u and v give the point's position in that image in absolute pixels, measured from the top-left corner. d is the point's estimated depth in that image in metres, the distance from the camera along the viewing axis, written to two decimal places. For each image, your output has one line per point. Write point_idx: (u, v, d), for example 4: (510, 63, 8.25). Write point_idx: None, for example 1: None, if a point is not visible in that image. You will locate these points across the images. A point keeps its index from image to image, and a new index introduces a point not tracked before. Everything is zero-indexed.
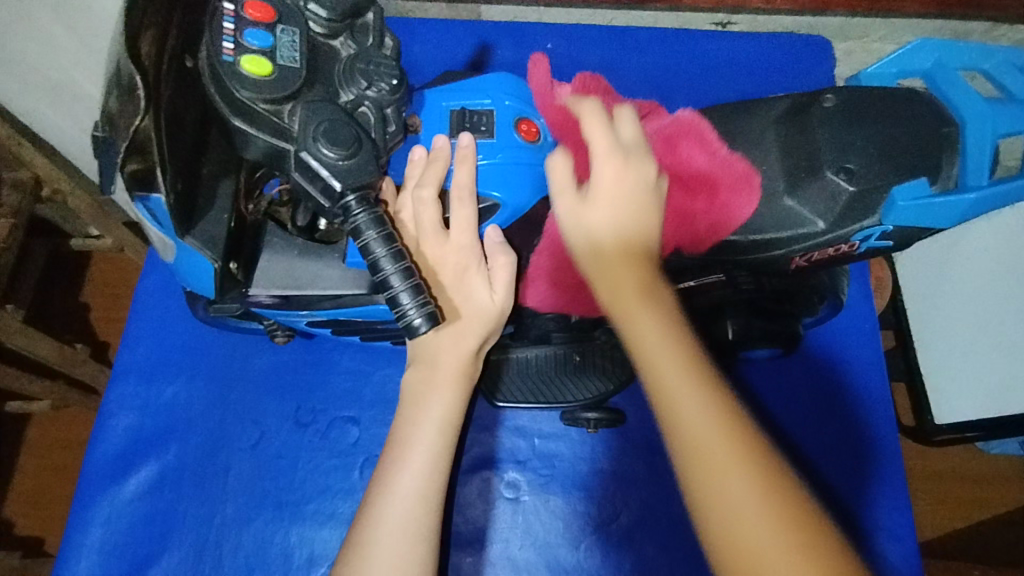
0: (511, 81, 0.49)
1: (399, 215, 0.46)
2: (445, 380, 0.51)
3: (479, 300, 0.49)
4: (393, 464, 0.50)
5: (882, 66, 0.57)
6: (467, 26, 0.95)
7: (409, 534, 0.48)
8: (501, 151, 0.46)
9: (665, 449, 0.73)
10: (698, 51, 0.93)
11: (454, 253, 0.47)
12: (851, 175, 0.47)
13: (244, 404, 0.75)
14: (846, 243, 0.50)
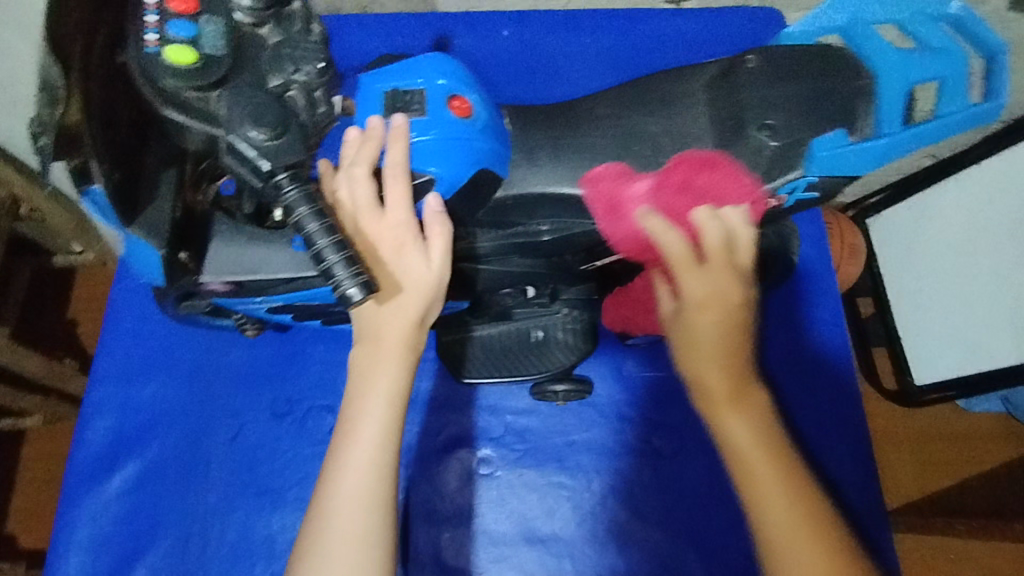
0: (448, 58, 0.47)
1: (336, 195, 0.45)
2: (389, 355, 0.46)
3: (414, 273, 0.45)
4: (348, 438, 0.47)
5: (803, 24, 0.50)
6: (424, 18, 0.95)
7: (362, 512, 0.45)
8: (431, 129, 0.44)
9: (634, 418, 0.75)
10: (653, 28, 0.94)
11: (389, 228, 0.44)
12: (775, 130, 0.46)
13: (221, 399, 0.76)
14: (774, 198, 0.48)
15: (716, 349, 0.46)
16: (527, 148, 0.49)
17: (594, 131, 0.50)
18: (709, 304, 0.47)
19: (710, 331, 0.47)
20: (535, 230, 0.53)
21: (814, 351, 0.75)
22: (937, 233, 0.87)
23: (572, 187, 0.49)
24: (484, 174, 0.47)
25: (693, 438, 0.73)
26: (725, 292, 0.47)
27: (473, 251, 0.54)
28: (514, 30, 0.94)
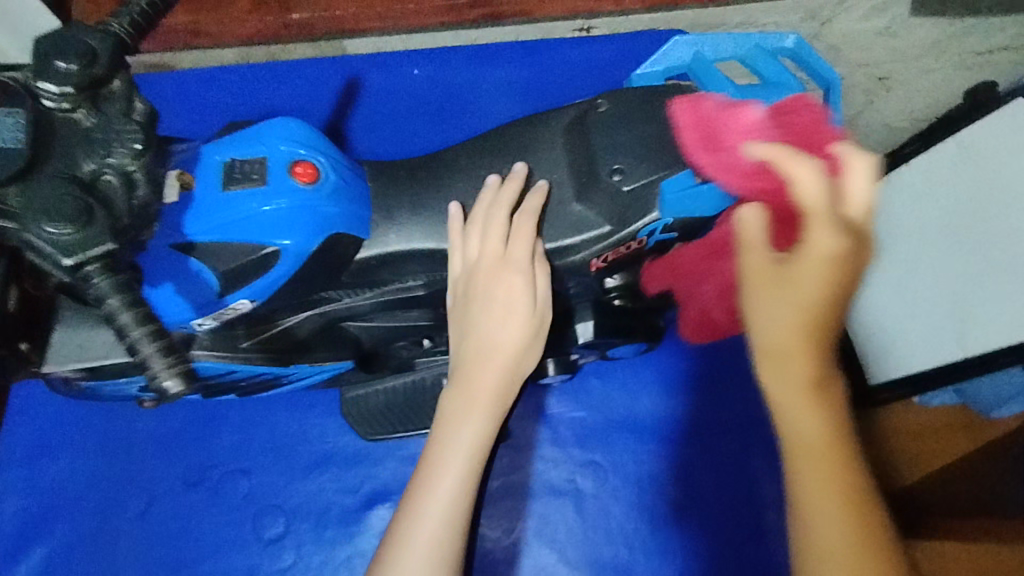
0: (294, 124, 0.46)
1: (465, 241, 0.47)
2: (482, 400, 0.48)
3: (521, 316, 0.47)
4: (425, 484, 0.47)
5: (651, 66, 0.52)
6: (334, 61, 0.92)
7: (435, 564, 0.46)
8: (273, 198, 0.42)
9: (556, 457, 0.76)
10: (565, 58, 0.92)
11: (500, 271, 0.47)
12: (625, 174, 0.46)
13: (134, 471, 0.74)
14: (635, 240, 0.47)
15: (794, 334, 0.37)
16: (386, 207, 0.48)
17: (455, 184, 0.49)
18: (790, 281, 0.37)
19: (768, 318, 0.38)
20: (410, 286, 0.53)
21: (725, 372, 0.77)
22: (923, 210, 0.85)
23: (435, 243, 0.48)
24: (337, 239, 0.45)
25: (610, 471, 0.75)
26: (846, 256, 0.36)
27: (350, 312, 0.53)
28: (424, 68, 0.92)
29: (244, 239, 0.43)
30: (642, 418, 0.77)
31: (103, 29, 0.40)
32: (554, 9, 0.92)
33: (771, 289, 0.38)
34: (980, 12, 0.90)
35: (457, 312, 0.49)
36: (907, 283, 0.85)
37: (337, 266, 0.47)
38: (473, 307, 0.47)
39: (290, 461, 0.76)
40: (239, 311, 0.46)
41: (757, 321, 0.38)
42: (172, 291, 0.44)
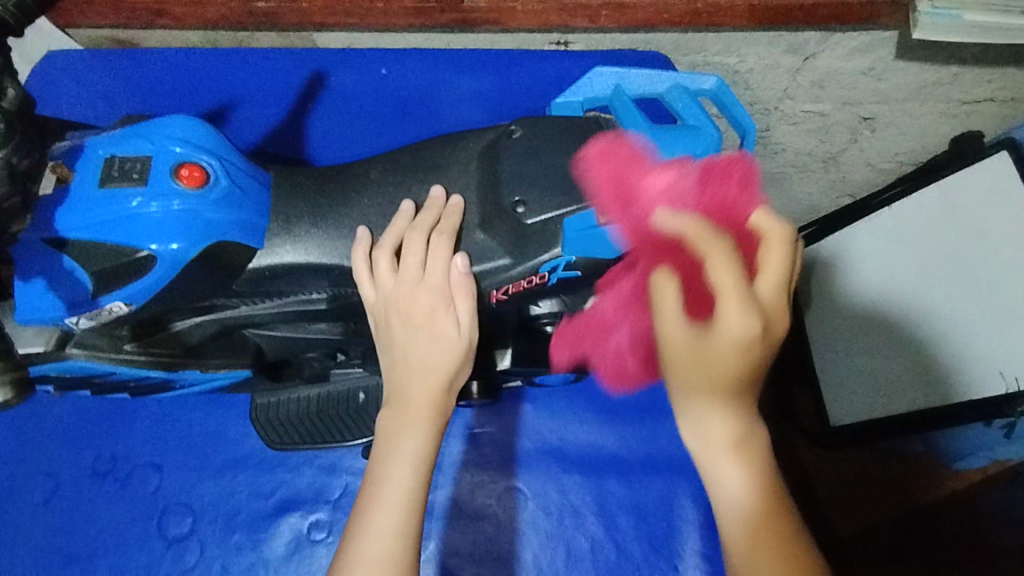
0: (193, 123, 0.44)
1: (375, 270, 0.45)
2: (418, 415, 0.46)
3: (448, 338, 0.46)
4: (366, 504, 0.45)
5: (571, 94, 0.52)
6: (299, 53, 0.89)
7: (387, 574, 0.43)
8: (152, 199, 0.41)
9: (479, 480, 0.74)
10: (538, 74, 0.88)
11: (419, 295, 0.45)
12: (529, 207, 0.45)
13: (43, 456, 0.72)
14: (538, 275, 0.46)
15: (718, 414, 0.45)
16: (284, 216, 0.46)
17: (361, 198, 0.48)
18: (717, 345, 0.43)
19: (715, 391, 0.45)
20: (313, 298, 0.50)
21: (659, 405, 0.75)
22: (920, 249, 0.93)
23: (328, 259, 0.46)
24: (226, 247, 0.43)
25: (532, 498, 0.73)
26: (752, 334, 0.41)
27: (248, 320, 0.51)
28: (391, 69, 0.89)
29: (117, 240, 0.41)
30: (567, 446, 0.74)
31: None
32: (530, 20, 0.82)
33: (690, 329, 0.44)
34: (987, 63, 0.83)
35: (382, 338, 0.47)
36: (973, 305, 0.87)
37: (226, 275, 0.45)
38: (398, 330, 0.46)
39: (204, 460, 0.73)
40: (116, 314, 0.44)
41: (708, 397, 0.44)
42: (44, 288, 0.43)
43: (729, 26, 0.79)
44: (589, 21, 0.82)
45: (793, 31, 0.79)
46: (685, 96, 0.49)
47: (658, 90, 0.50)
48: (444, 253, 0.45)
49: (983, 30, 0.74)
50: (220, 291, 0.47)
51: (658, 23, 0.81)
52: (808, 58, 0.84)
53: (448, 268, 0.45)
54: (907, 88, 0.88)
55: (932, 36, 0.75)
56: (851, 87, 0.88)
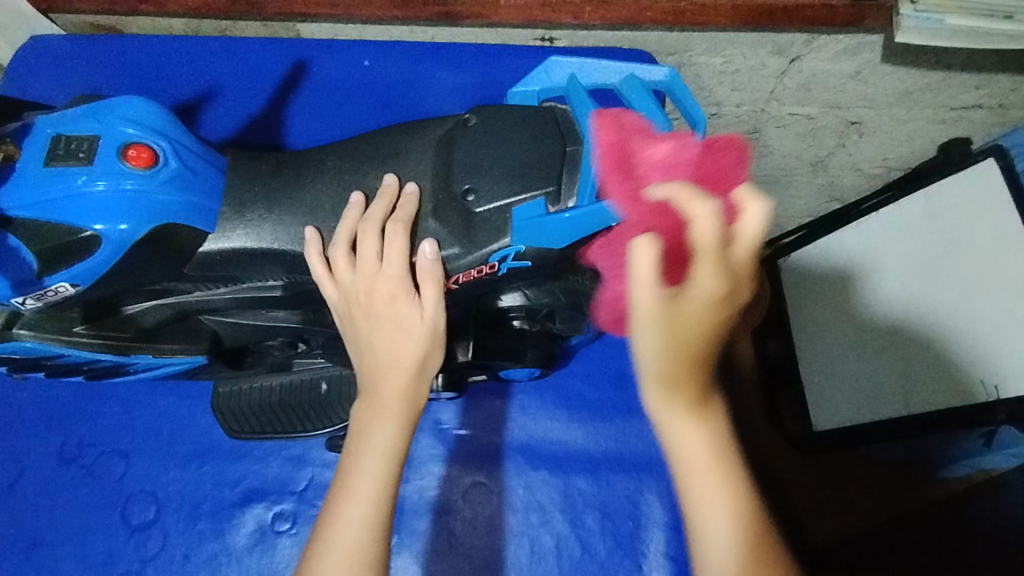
0: (146, 103, 0.44)
1: (333, 262, 0.45)
2: (391, 405, 0.47)
3: (413, 325, 0.46)
4: (338, 496, 0.45)
5: (527, 83, 0.52)
6: (285, 43, 0.88)
7: (356, 566, 0.43)
8: (98, 178, 0.40)
9: (446, 474, 0.73)
10: (520, 69, 0.87)
11: (381, 286, 0.45)
12: (479, 196, 0.44)
13: (8, 440, 0.72)
14: (487, 264, 0.45)
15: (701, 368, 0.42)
16: (238, 201, 0.46)
17: (315, 185, 0.47)
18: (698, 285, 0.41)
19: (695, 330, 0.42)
20: (269, 284, 0.50)
21: (630, 404, 0.75)
22: (918, 251, 0.91)
23: (278, 244, 0.46)
24: (175, 229, 0.43)
25: (500, 494, 0.72)
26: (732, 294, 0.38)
27: (204, 305, 0.50)
28: (374, 59, 0.88)
29: (61, 219, 0.40)
30: (537, 443, 0.74)
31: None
32: (514, 14, 0.82)
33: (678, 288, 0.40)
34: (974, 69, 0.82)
35: (349, 332, 0.48)
36: (981, 301, 0.83)
37: (178, 257, 0.45)
38: (363, 322, 0.47)
39: (170, 449, 0.73)
40: (63, 295, 0.44)
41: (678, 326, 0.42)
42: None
43: (713, 26, 0.79)
44: (572, 18, 0.81)
45: (777, 31, 0.78)
46: (638, 83, 0.48)
47: (613, 80, 0.49)
48: (399, 246, 0.45)
49: (968, 35, 0.74)
50: (174, 274, 0.47)
51: (642, 21, 0.80)
52: (793, 59, 0.83)
53: (405, 259, 0.45)
54: (893, 92, 0.87)
55: (915, 40, 0.74)
56: (837, 89, 0.87)
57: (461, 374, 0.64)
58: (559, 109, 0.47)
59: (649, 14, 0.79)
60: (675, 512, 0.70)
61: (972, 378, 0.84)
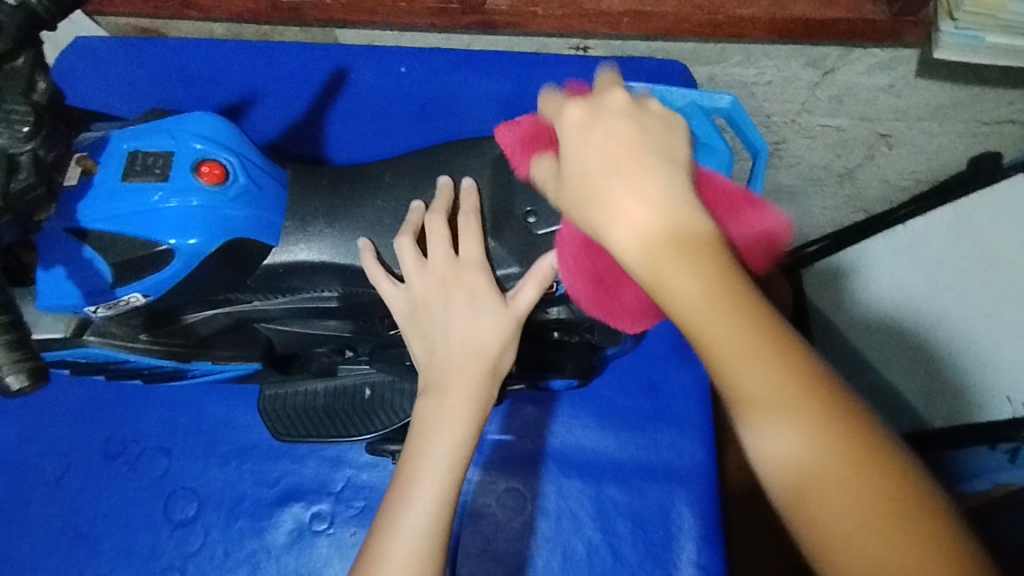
0: (215, 120, 0.45)
1: (405, 254, 0.46)
2: (459, 406, 0.45)
3: (493, 321, 0.46)
4: (399, 499, 0.44)
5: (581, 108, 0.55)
6: (324, 52, 0.88)
7: (415, 569, 0.42)
8: (172, 195, 0.42)
9: (481, 477, 0.74)
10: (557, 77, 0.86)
11: (469, 278, 0.46)
12: (539, 217, 0.47)
13: (55, 434, 0.74)
14: (544, 283, 0.48)
15: (724, 320, 0.33)
16: (300, 215, 0.47)
17: (375, 200, 0.49)
18: (615, 115, 0.42)
19: (679, 276, 0.35)
20: (325, 295, 0.51)
21: (661, 414, 0.75)
22: (942, 267, 0.93)
23: (340, 259, 0.47)
24: (243, 243, 0.45)
25: (532, 501, 0.73)
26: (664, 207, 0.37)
27: (261, 313, 0.52)
28: (411, 67, 0.88)
29: (138, 232, 0.42)
30: (570, 450, 0.75)
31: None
32: (551, 24, 0.81)
33: (589, 133, 0.41)
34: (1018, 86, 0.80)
35: (420, 324, 0.47)
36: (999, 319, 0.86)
37: (244, 269, 0.46)
38: (442, 317, 0.46)
39: (211, 447, 0.74)
40: (134, 303, 0.46)
41: (667, 284, 0.35)
42: (64, 276, 0.44)
43: (749, 38, 0.78)
44: (609, 28, 0.81)
45: (812, 44, 0.78)
46: (700, 113, 0.52)
47: (678, 103, 0.52)
48: (474, 238, 0.47)
49: (1005, 52, 0.73)
50: (237, 285, 0.48)
51: (678, 32, 0.80)
52: (827, 72, 0.83)
53: (480, 249, 0.47)
54: (923, 107, 0.86)
55: (952, 56, 0.74)
56: (871, 103, 0.86)
57: (501, 382, 0.65)
58: None
59: (686, 26, 0.78)
60: (706, 522, 0.71)
61: (999, 394, 0.84)
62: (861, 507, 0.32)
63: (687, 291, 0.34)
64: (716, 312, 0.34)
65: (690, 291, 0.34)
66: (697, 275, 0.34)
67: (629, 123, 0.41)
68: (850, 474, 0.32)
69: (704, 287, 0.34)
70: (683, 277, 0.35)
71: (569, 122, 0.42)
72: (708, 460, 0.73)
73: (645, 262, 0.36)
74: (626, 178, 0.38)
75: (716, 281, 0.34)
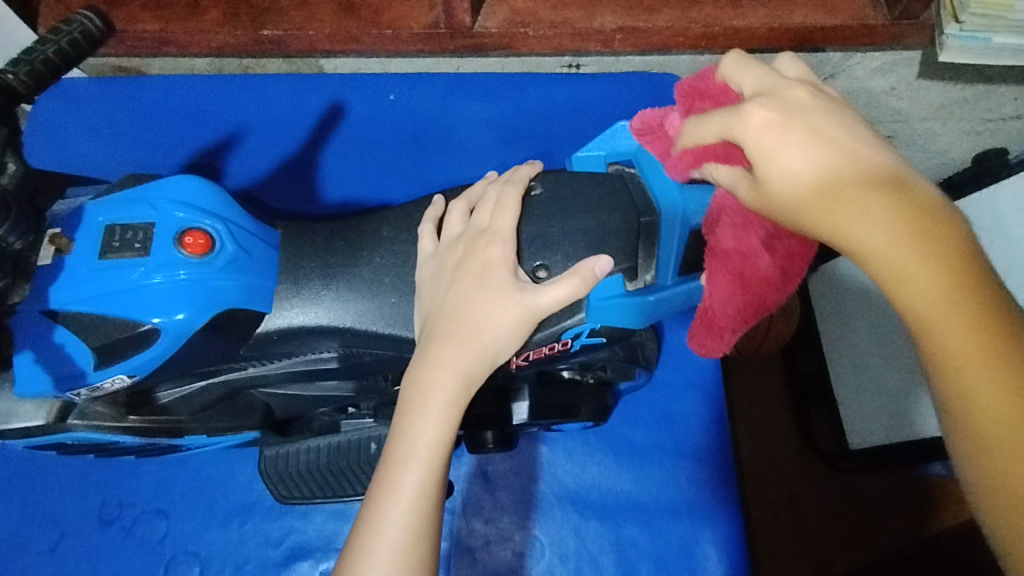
0: (197, 183, 0.42)
1: (447, 218, 0.45)
2: (443, 389, 0.40)
3: (506, 292, 0.40)
4: (379, 492, 0.39)
5: (593, 149, 0.49)
6: (315, 84, 0.83)
7: (399, 569, 0.38)
8: (155, 270, 0.39)
9: (496, 522, 0.71)
10: (549, 97, 0.83)
11: (486, 246, 0.42)
12: (550, 271, 0.43)
13: (47, 502, 0.70)
14: (560, 341, 0.46)
15: (910, 256, 0.33)
16: (294, 278, 0.45)
17: (373, 257, 0.46)
18: (802, 108, 0.37)
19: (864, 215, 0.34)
20: (323, 357, 0.48)
21: (679, 446, 0.72)
22: None
23: (338, 324, 0.44)
24: (233, 315, 0.42)
25: (549, 547, 0.70)
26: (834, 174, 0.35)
27: (259, 380, 0.49)
28: (401, 94, 0.83)
29: (119, 312, 0.40)
30: (586, 490, 0.72)
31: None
32: (542, 45, 0.77)
33: (782, 138, 0.36)
34: None
35: (432, 284, 0.42)
36: None
37: (236, 340, 0.44)
38: (445, 281, 0.42)
39: (211, 507, 0.70)
40: (118, 385, 0.43)
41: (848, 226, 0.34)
42: (32, 361, 0.41)
43: (746, 49, 0.75)
44: (601, 45, 0.76)
45: (813, 52, 0.75)
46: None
47: None
48: (509, 212, 0.43)
49: (1011, 50, 0.70)
50: (230, 356, 0.45)
51: (674, 47, 0.76)
52: (828, 77, 0.79)
53: (513, 222, 0.43)
54: (927, 107, 0.82)
55: (960, 59, 0.71)
56: (872, 106, 0.83)
57: (513, 428, 0.62)
58: (634, 182, 0.47)
59: (681, 40, 0.75)
60: (732, 560, 0.67)
61: None
62: (990, 379, 0.32)
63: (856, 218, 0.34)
64: (897, 250, 0.33)
65: (875, 235, 0.34)
66: (913, 254, 0.33)
67: (820, 117, 0.37)
68: (993, 360, 0.32)
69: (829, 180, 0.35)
70: (864, 225, 0.34)
71: (754, 127, 0.36)
72: (729, 491, 0.70)
73: (815, 220, 0.35)
74: (797, 139, 0.36)
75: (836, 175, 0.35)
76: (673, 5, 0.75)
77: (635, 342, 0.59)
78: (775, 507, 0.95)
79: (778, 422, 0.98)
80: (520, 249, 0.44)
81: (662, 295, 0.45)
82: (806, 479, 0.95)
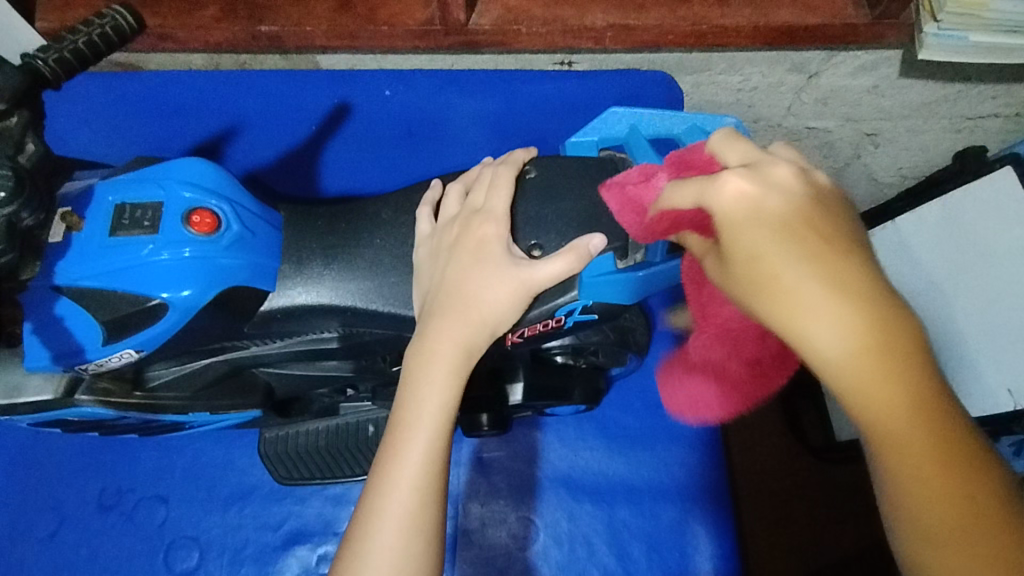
0: (201, 164, 0.44)
1: (444, 201, 0.47)
2: (446, 363, 0.41)
3: (504, 269, 0.42)
4: (389, 462, 0.41)
5: (585, 134, 0.52)
6: (315, 83, 0.84)
7: (409, 532, 0.39)
8: (163, 247, 0.41)
9: (491, 505, 0.73)
10: (538, 92, 0.84)
11: (483, 225, 0.44)
12: (544, 249, 0.45)
13: (46, 489, 0.71)
14: (554, 318, 0.47)
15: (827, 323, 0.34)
16: (297, 258, 0.46)
17: (374, 239, 0.47)
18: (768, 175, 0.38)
19: (798, 284, 0.35)
20: (324, 336, 0.49)
21: (669, 431, 0.74)
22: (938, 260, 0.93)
23: (338, 302, 0.46)
24: (238, 292, 0.43)
25: (543, 530, 0.72)
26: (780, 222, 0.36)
27: (260, 359, 0.50)
28: (396, 89, 0.84)
29: (130, 289, 0.41)
30: (579, 474, 0.74)
31: (24, 62, 0.41)
32: (535, 42, 0.78)
33: (743, 188, 0.37)
34: (1006, 80, 0.79)
35: (432, 263, 0.44)
36: None
37: (241, 316, 0.45)
38: (444, 259, 0.43)
39: (211, 492, 0.71)
40: (127, 359, 0.45)
41: (814, 341, 0.35)
42: (33, 334, 0.43)
43: (734, 47, 0.77)
44: (592, 42, 0.78)
45: (798, 51, 0.77)
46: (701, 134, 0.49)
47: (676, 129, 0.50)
48: (504, 194, 0.45)
49: (988, 49, 0.71)
50: (236, 333, 0.47)
51: (663, 44, 0.78)
52: (812, 76, 0.81)
53: (507, 203, 0.45)
54: (908, 105, 0.84)
55: (939, 57, 0.71)
56: (855, 104, 0.85)
57: (507, 411, 0.63)
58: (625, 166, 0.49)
59: (671, 39, 0.76)
60: (721, 541, 0.69)
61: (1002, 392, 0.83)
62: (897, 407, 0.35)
63: (796, 283, 0.35)
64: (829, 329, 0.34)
65: (831, 337, 0.34)
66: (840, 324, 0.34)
67: (784, 190, 0.38)
68: (900, 399, 0.35)
69: (855, 352, 0.34)
70: (792, 269, 0.35)
71: (723, 187, 0.37)
72: (716, 474, 0.72)
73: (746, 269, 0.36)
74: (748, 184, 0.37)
75: (865, 345, 0.34)
76: (662, 4, 0.76)
77: (625, 324, 0.60)
78: (763, 492, 0.97)
79: (766, 411, 1.00)
80: (513, 228, 0.45)
81: (652, 272, 0.46)
82: (793, 468, 0.97)
